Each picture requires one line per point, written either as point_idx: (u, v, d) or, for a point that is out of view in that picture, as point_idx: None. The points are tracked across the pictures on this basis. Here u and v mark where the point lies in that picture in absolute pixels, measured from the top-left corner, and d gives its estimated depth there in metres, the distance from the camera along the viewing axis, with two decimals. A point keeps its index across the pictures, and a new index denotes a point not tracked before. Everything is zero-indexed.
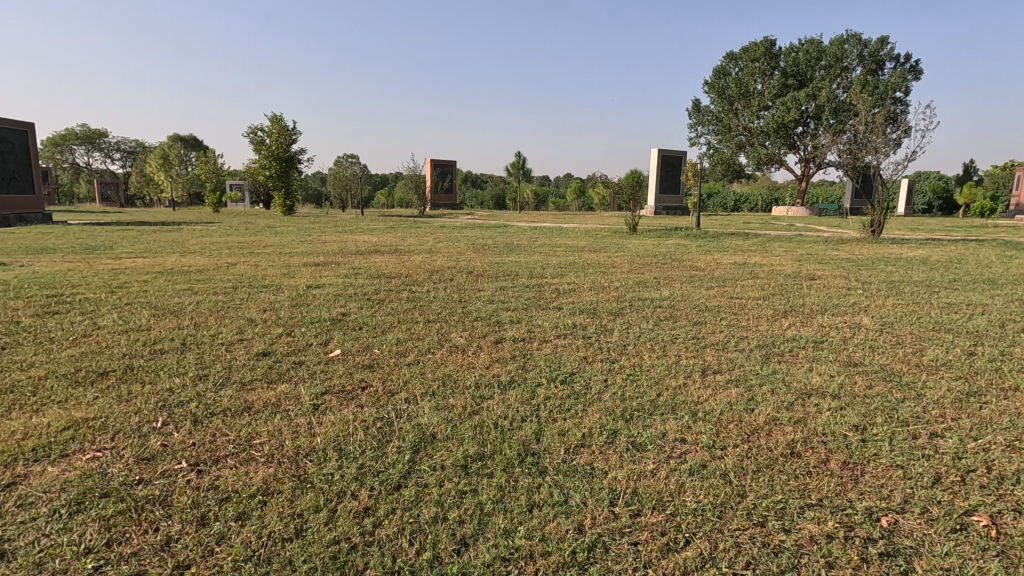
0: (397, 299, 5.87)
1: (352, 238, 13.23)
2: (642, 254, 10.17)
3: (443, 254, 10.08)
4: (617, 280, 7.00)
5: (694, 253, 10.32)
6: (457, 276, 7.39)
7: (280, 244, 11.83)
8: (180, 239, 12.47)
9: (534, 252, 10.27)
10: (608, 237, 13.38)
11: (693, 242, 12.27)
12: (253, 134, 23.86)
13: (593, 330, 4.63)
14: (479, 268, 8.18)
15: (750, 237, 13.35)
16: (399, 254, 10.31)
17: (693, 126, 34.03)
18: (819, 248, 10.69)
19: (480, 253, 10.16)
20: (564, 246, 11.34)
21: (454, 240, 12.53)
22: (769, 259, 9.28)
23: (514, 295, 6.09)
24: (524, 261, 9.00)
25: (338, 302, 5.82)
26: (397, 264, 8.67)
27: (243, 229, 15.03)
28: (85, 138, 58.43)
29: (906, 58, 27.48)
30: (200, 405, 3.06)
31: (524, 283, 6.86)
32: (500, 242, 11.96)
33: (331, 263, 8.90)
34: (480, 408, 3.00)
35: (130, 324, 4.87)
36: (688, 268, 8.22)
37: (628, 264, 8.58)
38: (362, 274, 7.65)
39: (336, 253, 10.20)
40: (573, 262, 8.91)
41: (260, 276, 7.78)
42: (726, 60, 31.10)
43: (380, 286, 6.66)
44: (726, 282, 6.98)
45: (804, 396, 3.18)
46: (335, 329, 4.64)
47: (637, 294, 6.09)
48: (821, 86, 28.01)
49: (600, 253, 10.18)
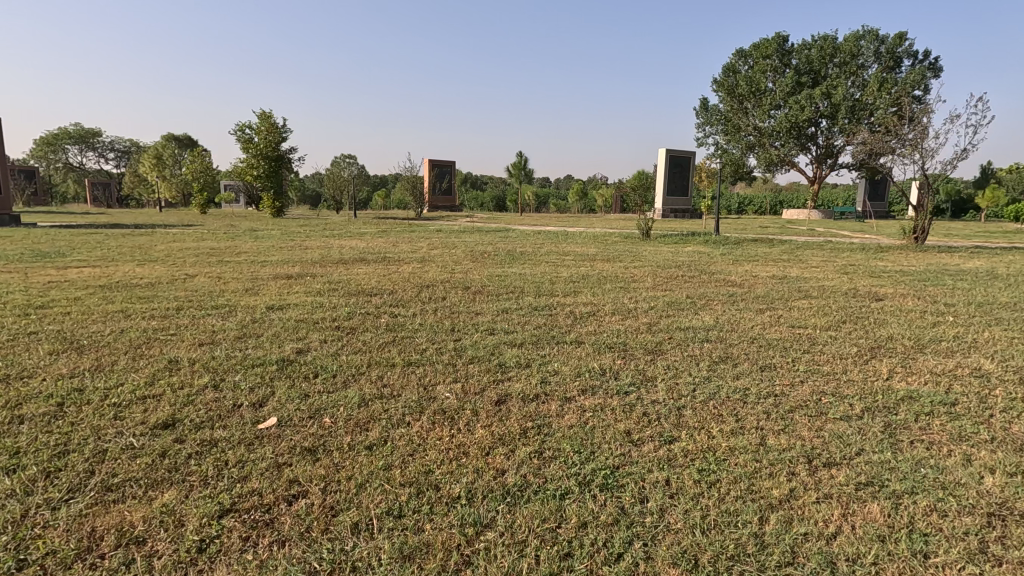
0: (373, 329, 4.68)
1: (339, 243, 12.06)
2: (663, 264, 9.01)
3: (438, 263, 8.91)
4: (643, 301, 5.81)
5: (720, 262, 9.17)
6: (450, 295, 6.20)
7: (257, 250, 10.69)
8: (147, 244, 11.28)
9: (541, 262, 9.09)
10: (620, 243, 12.24)
11: (714, 250, 11.12)
12: (240, 132, 22.67)
13: (630, 381, 3.43)
14: (478, 283, 6.99)
15: (776, 243, 12.19)
16: (387, 263, 9.13)
17: (701, 126, 32.79)
18: (860, 258, 9.51)
19: (479, 262, 8.99)
20: (573, 254, 10.19)
21: (451, 246, 11.35)
22: (811, 271, 8.11)
23: (520, 322, 4.90)
24: (530, 273, 7.82)
25: (298, 331, 4.60)
26: (382, 278, 7.46)
27: (223, 233, 13.85)
28: (80, 137, 57.39)
29: (925, 55, 26.25)
30: (9, 544, 1.85)
31: (532, 304, 5.68)
32: (502, 249, 10.80)
33: (305, 275, 7.69)
34: (474, 558, 1.80)
35: (8, 368, 3.65)
36: (723, 283, 7.04)
37: (651, 278, 7.41)
38: (337, 291, 6.44)
39: (317, 262, 9.04)
40: (586, 274, 7.73)
41: (219, 291, 6.59)
42: (736, 58, 29.91)
43: (354, 310, 5.42)
44: (776, 302, 5.78)
45: (996, 522, 1.98)
46: (279, 381, 3.40)
47: (674, 321, 4.90)
48: (836, 84, 26.78)
49: (615, 264, 9.01)
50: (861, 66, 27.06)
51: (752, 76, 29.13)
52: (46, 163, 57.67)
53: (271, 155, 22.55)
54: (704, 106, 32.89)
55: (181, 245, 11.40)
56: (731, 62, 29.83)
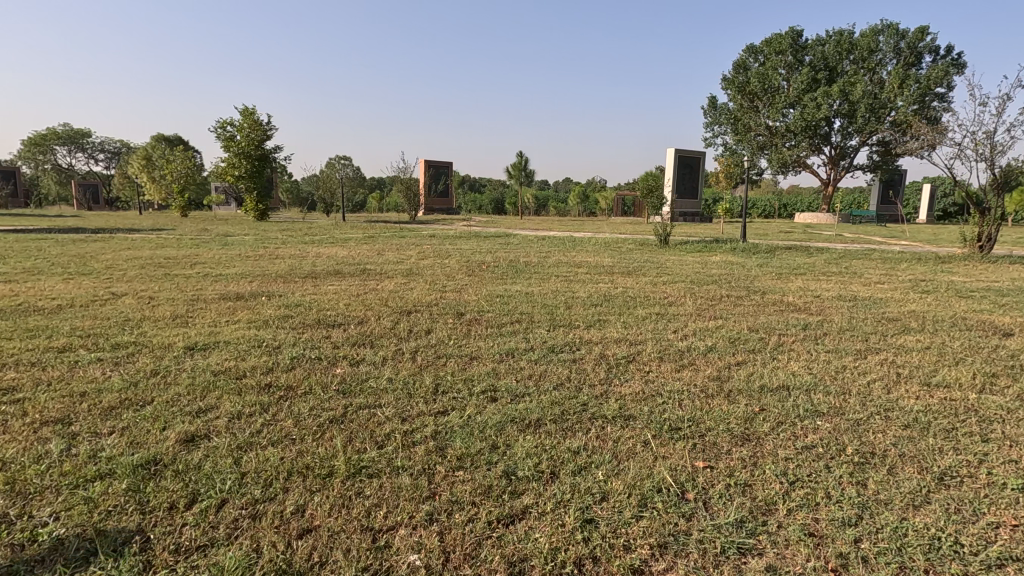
0: (316, 391, 3.18)
1: (318, 251, 10.60)
2: (696, 279, 7.57)
3: (427, 278, 7.45)
4: (694, 338, 4.34)
5: (761, 277, 7.72)
6: (438, 326, 4.73)
7: (216, 260, 9.22)
8: (93, 254, 9.78)
9: (549, 276, 7.62)
10: (637, 251, 10.78)
11: (747, 260, 9.67)
12: (221, 129, 21.10)
13: (738, 520, 1.97)
14: (474, 306, 5.54)
15: (813, 252, 10.76)
16: (366, 277, 7.64)
17: (709, 125, 31.44)
18: (925, 271, 8.11)
19: (475, 277, 7.52)
20: (586, 265, 8.74)
21: (445, 256, 9.90)
22: (879, 289, 6.69)
23: (533, 379, 3.41)
24: (537, 291, 6.36)
25: (208, 395, 3.12)
26: (351, 298, 5.95)
27: (190, 239, 12.36)
28: (69, 138, 55.79)
29: (948, 51, 24.83)
30: None
31: (546, 343, 4.19)
32: (503, 260, 9.33)
33: (260, 295, 6.19)
34: None
35: None
36: (782, 307, 5.59)
37: (689, 300, 5.94)
38: (288, 320, 4.94)
39: (280, 277, 7.54)
40: (608, 293, 6.26)
41: (138, 319, 5.07)
42: (746, 54, 28.51)
43: (300, 354, 3.91)
44: (872, 338, 4.31)
45: None
46: (112, 523, 1.91)
47: (754, 377, 3.43)
48: (854, 81, 25.37)
49: (637, 279, 7.54)
50: (879, 62, 25.66)
51: (764, 73, 27.68)
52: (34, 164, 55.92)
53: (254, 154, 21.02)
54: (712, 104, 31.53)
55: (134, 253, 9.91)
56: (742, 58, 28.44)
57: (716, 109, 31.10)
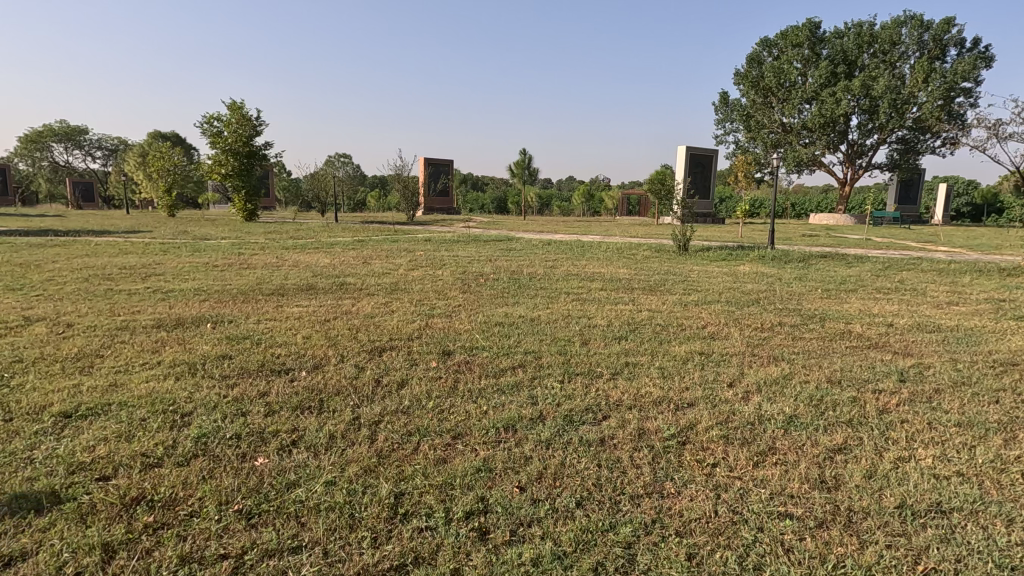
0: (206, 515, 2.04)
1: (296, 259, 9.45)
2: (732, 298, 6.38)
3: (413, 296, 6.29)
4: (763, 401, 3.17)
5: (808, 296, 6.53)
6: (415, 375, 3.57)
7: (177, 270, 8.11)
8: (40, 261, 8.63)
9: (557, 294, 6.45)
10: (654, 260, 9.61)
11: (780, 272, 8.51)
12: (207, 125, 19.92)
13: None
14: (465, 340, 4.36)
15: (852, 261, 9.58)
16: (342, 293, 6.48)
17: (721, 122, 30.17)
18: (999, 288, 6.91)
19: (470, 295, 6.36)
20: (599, 279, 7.57)
21: (438, 266, 8.76)
22: (959, 314, 5.51)
23: (543, 487, 2.27)
24: (544, 316, 5.20)
25: (28, 525, 1.96)
26: (314, 327, 4.80)
27: (161, 243, 11.25)
28: (66, 135, 54.54)
29: (976, 43, 23.43)
30: None
31: (561, 408, 3.03)
32: (504, 271, 8.16)
33: (205, 322, 5.03)
34: None
35: None
36: (854, 342, 4.41)
37: (734, 331, 4.77)
38: (222, 365, 3.76)
39: (240, 294, 6.38)
40: (630, 319, 5.10)
41: (30, 359, 3.90)
42: (760, 47, 27.22)
43: (213, 428, 2.76)
44: (1006, 401, 3.14)
45: None
46: None
47: (876, 481, 2.28)
48: (876, 75, 24.02)
49: (662, 297, 6.37)
50: (902, 55, 24.30)
51: (779, 66, 26.35)
52: (29, 161, 54.80)
53: (242, 150, 19.85)
54: (723, 100, 30.23)
55: (88, 261, 8.77)
56: (756, 51, 27.10)
57: (728, 105, 29.80)
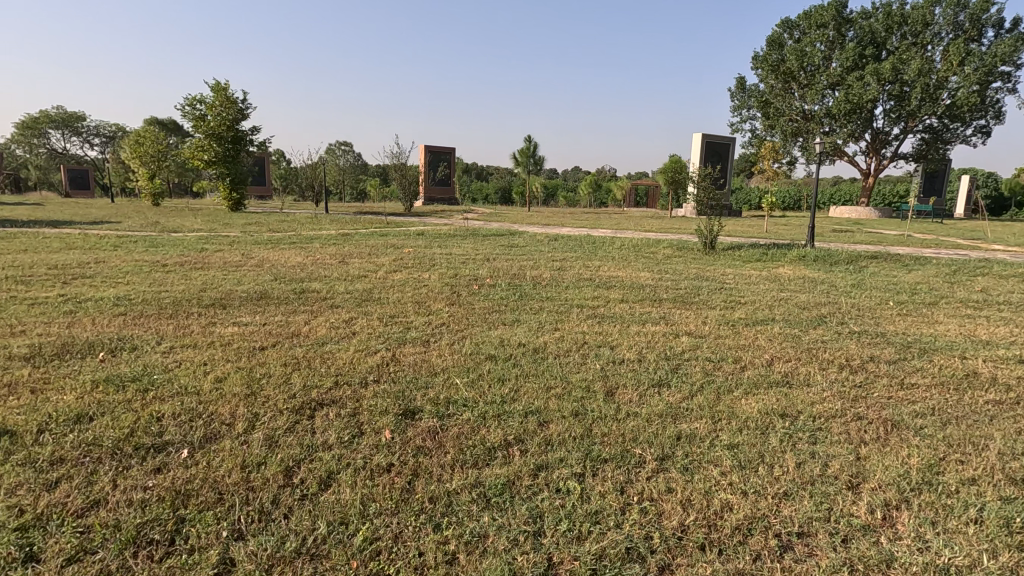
0: None
1: (263, 258, 8.15)
2: (787, 315, 5.06)
3: (386, 310, 5.00)
4: (927, 535, 1.86)
5: (883, 312, 5.20)
6: (351, 464, 2.28)
7: (115, 270, 6.82)
8: None
9: (567, 308, 5.14)
10: (678, 261, 8.27)
11: (830, 277, 7.15)
12: (189, 108, 18.57)
13: None
14: (438, 390, 3.06)
15: (909, 264, 8.21)
16: (298, 306, 5.19)
17: (737, 109, 28.63)
18: None
19: (459, 309, 5.05)
20: (617, 286, 6.24)
21: (426, 267, 7.44)
22: None
23: None
24: (552, 345, 3.88)
25: None
26: (236, 364, 3.50)
27: (119, 236, 9.97)
28: (63, 122, 53.32)
29: (1016, 23, 21.79)
30: None
31: (585, 554, 1.74)
32: (503, 275, 6.86)
33: (96, 350, 3.74)
34: None
35: None
36: (993, 396, 3.09)
37: (815, 373, 3.44)
38: (60, 440, 2.45)
39: (171, 306, 5.08)
40: (667, 352, 3.77)
41: None
42: (781, 29, 25.59)
43: None
44: None
45: None
46: None
47: None
48: (907, 57, 22.40)
49: (700, 314, 5.03)
50: (935, 36, 22.67)
51: (802, 49, 24.71)
52: (24, 147, 53.46)
53: (227, 135, 18.50)
54: (740, 86, 28.61)
55: (17, 259, 7.49)
56: (776, 33, 25.48)
57: (745, 91, 28.26)
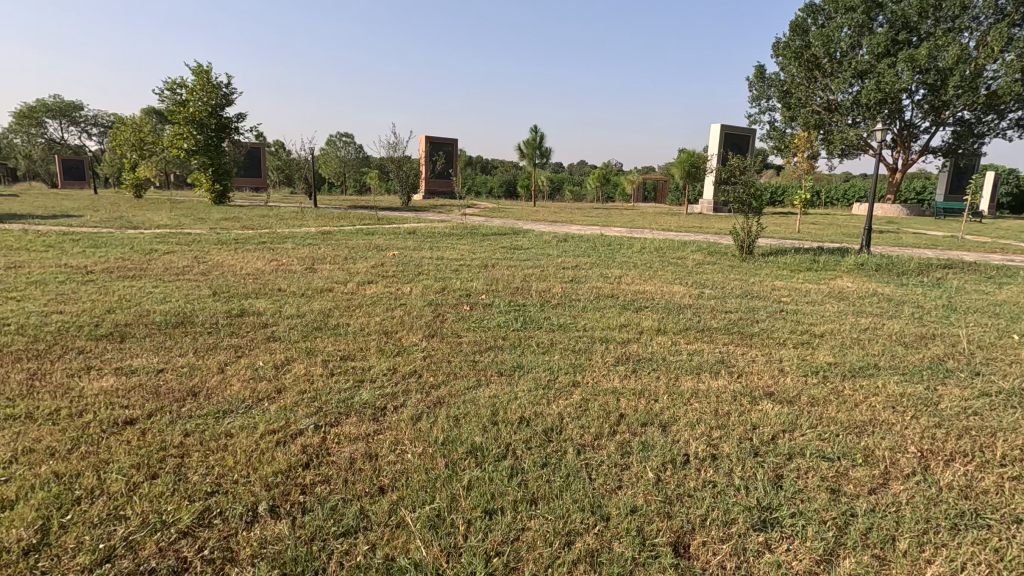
0: None
1: (219, 262, 6.80)
2: (889, 356, 3.69)
3: (342, 347, 3.64)
4: None
5: (1014, 353, 3.83)
6: None
7: (20, 280, 5.46)
8: None
9: (589, 344, 3.76)
10: (713, 270, 6.90)
11: (907, 294, 5.77)
12: (168, 92, 17.19)
13: None
14: (373, 545, 1.70)
15: (992, 276, 6.84)
16: (223, 339, 3.82)
17: (755, 99, 27.07)
18: None
19: (439, 346, 3.68)
20: (648, 308, 4.85)
21: (408, 277, 6.07)
22: None
23: None
24: (571, 424, 2.51)
25: None
26: (56, 463, 2.13)
27: (62, 233, 8.59)
28: (60, 109, 51.99)
29: None
30: None
31: None
32: (503, 289, 5.50)
33: None
34: None
35: None
36: None
37: (1013, 492, 2.07)
38: None
39: (47, 338, 3.72)
40: (754, 441, 2.41)
41: None
42: (805, 13, 23.99)
43: None
44: None
45: None
46: None
47: None
48: (944, 42, 20.75)
49: (771, 357, 3.64)
50: (973, 21, 21.08)
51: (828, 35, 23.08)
52: (19, 135, 52.10)
53: (209, 122, 17.15)
54: (759, 75, 27.04)
55: None
56: (800, 18, 23.88)
57: (765, 80, 26.73)
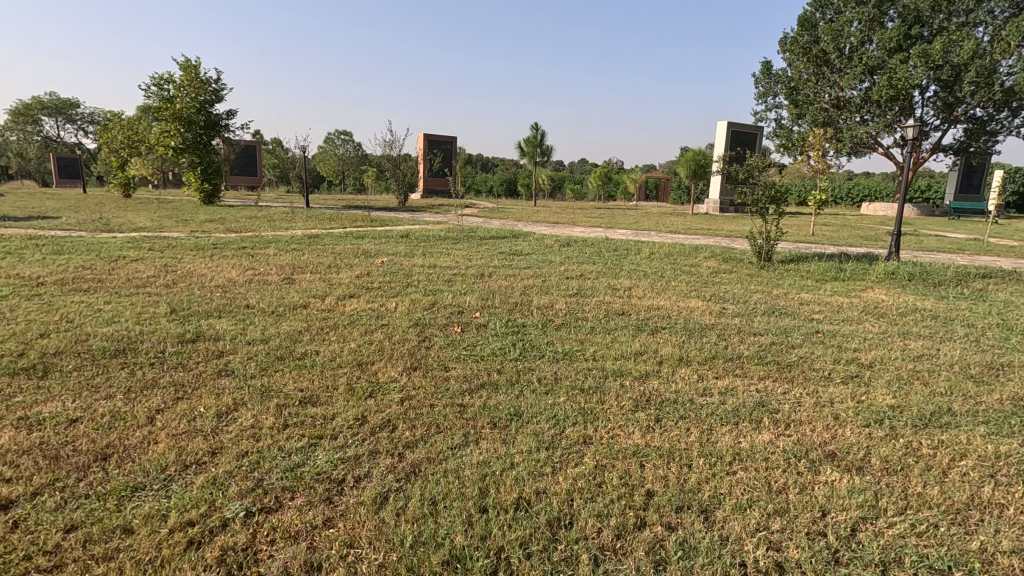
0: None
1: (188, 271, 6.18)
2: (964, 396, 3.06)
3: (306, 386, 3.02)
4: None
5: None
6: None
7: None
8: None
9: (602, 382, 3.14)
10: (731, 280, 6.29)
11: (951, 309, 5.17)
12: (155, 88, 16.55)
13: None
14: None
15: None
16: (165, 374, 3.20)
17: (761, 96, 26.41)
18: None
19: (421, 384, 3.05)
20: (666, 330, 4.23)
21: (395, 290, 5.44)
22: None
23: None
24: (584, 511, 1.90)
25: None
26: None
27: (25, 238, 7.96)
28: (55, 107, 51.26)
29: None
30: None
31: None
32: (499, 305, 4.87)
33: None
34: None
35: None
36: None
37: None
38: None
39: None
40: (831, 540, 1.80)
41: None
42: (813, 7, 23.30)
43: None
44: None
45: None
46: None
47: None
48: (958, 37, 20.07)
49: (823, 398, 3.01)
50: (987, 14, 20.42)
51: (838, 29, 22.38)
52: (13, 133, 51.36)
53: (198, 119, 16.52)
54: (765, 71, 26.34)
55: None
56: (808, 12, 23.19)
57: (771, 76, 26.02)
